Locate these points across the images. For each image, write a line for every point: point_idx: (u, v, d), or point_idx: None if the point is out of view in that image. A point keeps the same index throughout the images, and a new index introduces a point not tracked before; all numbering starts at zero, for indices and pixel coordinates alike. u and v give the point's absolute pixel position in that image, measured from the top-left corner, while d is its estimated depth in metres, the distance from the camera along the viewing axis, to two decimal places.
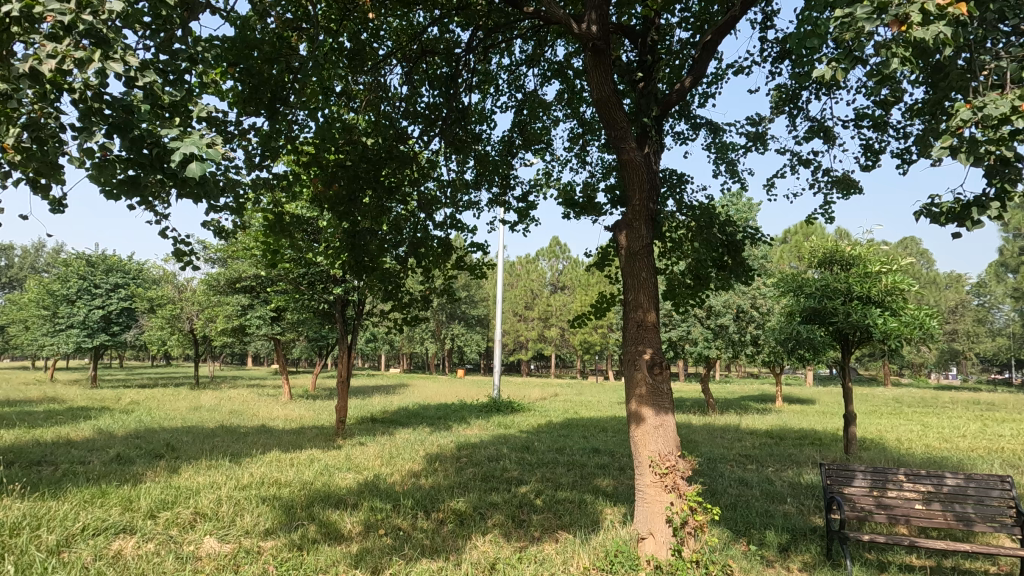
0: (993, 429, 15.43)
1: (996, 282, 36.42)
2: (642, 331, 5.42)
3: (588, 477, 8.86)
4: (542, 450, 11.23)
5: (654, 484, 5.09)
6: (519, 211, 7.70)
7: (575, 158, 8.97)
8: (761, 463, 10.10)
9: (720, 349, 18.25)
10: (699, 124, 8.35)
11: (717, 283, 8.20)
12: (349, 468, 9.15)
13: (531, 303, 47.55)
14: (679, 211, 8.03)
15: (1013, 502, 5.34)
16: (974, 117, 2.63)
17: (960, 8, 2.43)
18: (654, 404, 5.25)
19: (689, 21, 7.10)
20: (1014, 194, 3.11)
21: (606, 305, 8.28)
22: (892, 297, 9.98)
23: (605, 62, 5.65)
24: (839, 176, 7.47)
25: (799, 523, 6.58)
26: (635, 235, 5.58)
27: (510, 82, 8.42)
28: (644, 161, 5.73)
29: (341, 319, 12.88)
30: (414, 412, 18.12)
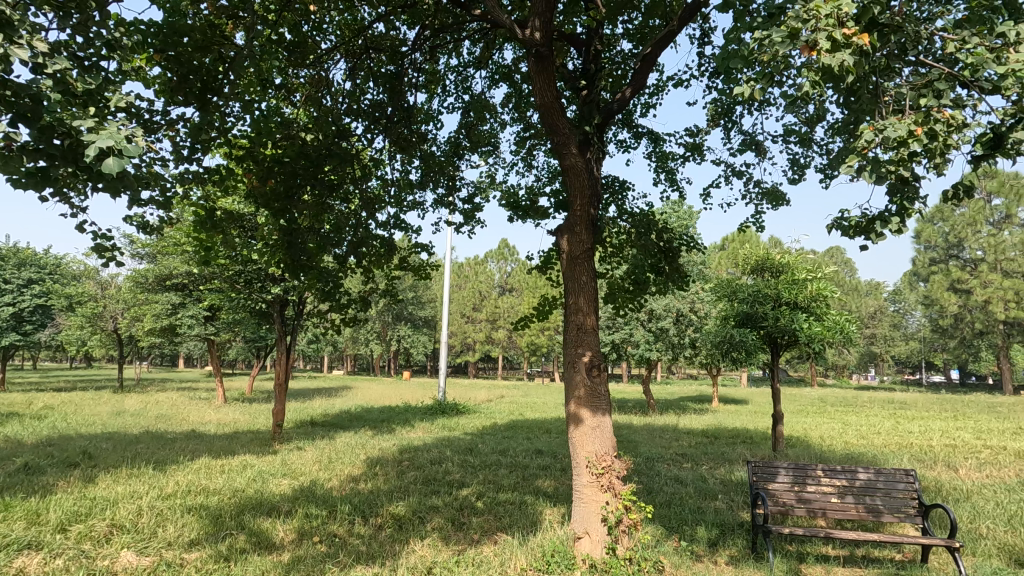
0: (905, 426, 16.64)
1: (910, 290, 39.34)
2: (582, 334, 5.51)
3: (530, 479, 8.92)
4: (486, 452, 11.22)
5: (591, 485, 5.19)
6: (464, 213, 7.67)
7: (522, 162, 9.07)
8: (696, 462, 10.49)
9: (661, 351, 18.82)
10: (641, 133, 8.61)
11: (655, 288, 8.45)
12: (284, 474, 8.83)
13: (479, 304, 47.47)
14: (621, 217, 8.26)
15: (915, 494, 5.80)
16: (875, 139, 2.86)
17: (863, 39, 2.64)
18: (591, 405, 5.35)
19: (632, 33, 7.31)
20: (912, 211, 3.37)
21: (548, 308, 8.38)
22: (816, 303, 10.62)
23: (548, 69, 5.71)
24: (769, 189, 7.88)
25: (728, 518, 6.89)
26: (577, 239, 5.68)
27: (458, 83, 8.39)
28: (585, 167, 5.85)
29: (280, 320, 12.41)
30: (357, 415, 17.69)
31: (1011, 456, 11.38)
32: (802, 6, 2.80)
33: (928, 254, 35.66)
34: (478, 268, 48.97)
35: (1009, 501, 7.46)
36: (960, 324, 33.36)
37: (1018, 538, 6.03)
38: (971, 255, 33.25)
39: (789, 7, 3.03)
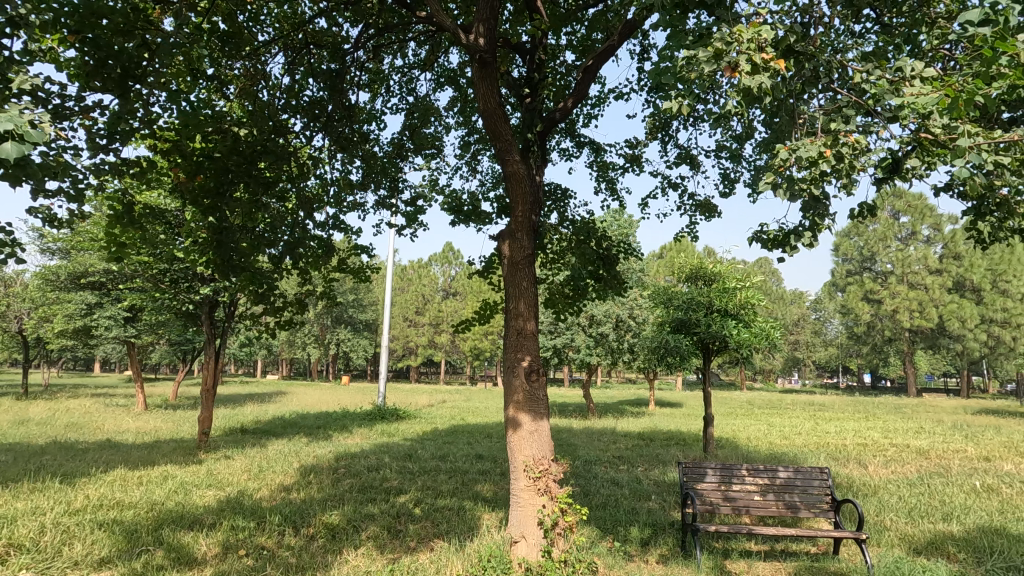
0: (822, 427, 17.81)
1: (829, 299, 42.19)
2: (522, 339, 5.55)
3: (469, 484, 8.89)
4: (425, 458, 11.11)
5: (528, 488, 5.25)
6: (407, 215, 7.56)
7: (466, 166, 9.07)
8: (631, 464, 10.81)
9: (601, 356, 19.26)
10: (583, 143, 8.82)
11: (594, 294, 8.62)
12: (209, 485, 8.37)
13: (422, 308, 46.92)
14: (562, 224, 8.42)
15: (829, 491, 6.21)
16: (789, 158, 3.08)
17: (779, 65, 2.84)
18: (530, 409, 5.39)
19: (575, 45, 7.47)
20: (823, 227, 3.64)
21: (490, 313, 8.38)
22: (744, 310, 11.19)
23: (492, 75, 5.73)
24: (702, 201, 8.26)
25: (659, 518, 7.12)
26: (518, 245, 5.73)
27: (403, 84, 8.29)
28: (527, 174, 5.92)
29: (209, 321, 11.78)
30: (292, 421, 17.05)
31: (911, 453, 12.40)
32: (726, 30, 2.97)
33: (845, 266, 38.29)
34: (421, 271, 48.32)
35: (909, 495, 8.11)
36: (872, 332, 36.01)
37: (915, 528, 6.58)
38: (882, 268, 35.98)
39: (716, 30, 3.22)
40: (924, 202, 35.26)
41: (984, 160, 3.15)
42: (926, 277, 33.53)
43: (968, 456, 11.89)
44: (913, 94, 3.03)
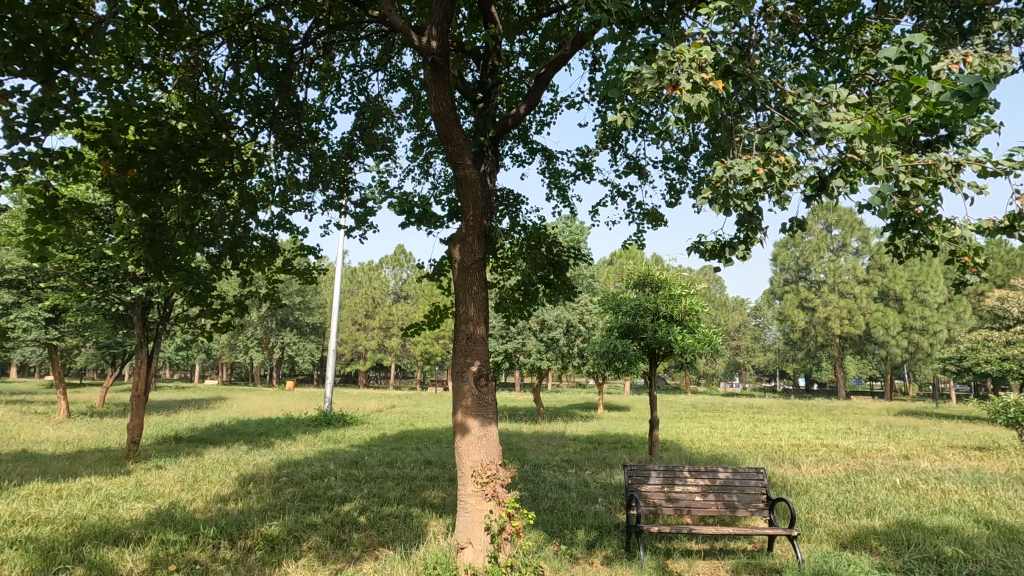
0: (760, 429, 18.61)
1: (767, 306, 44.21)
2: (471, 344, 5.53)
3: (417, 490, 8.76)
4: (372, 465, 10.87)
5: (475, 493, 5.22)
6: (356, 217, 7.40)
7: (418, 169, 8.97)
8: (579, 467, 10.95)
9: (551, 360, 19.41)
10: (536, 149, 8.90)
11: (544, 299, 8.69)
12: (138, 497, 7.88)
13: (372, 311, 46.02)
14: (513, 230, 8.46)
15: (765, 490, 6.48)
16: (725, 174, 3.22)
17: (717, 84, 2.97)
18: (478, 414, 5.38)
19: (528, 52, 7.54)
20: (757, 240, 3.83)
21: (439, 317, 8.30)
22: (688, 316, 11.57)
23: (444, 79, 5.70)
24: (650, 210, 8.49)
25: (605, 520, 7.24)
26: (469, 250, 5.71)
27: (354, 83, 8.13)
28: (479, 179, 5.90)
29: (141, 324, 11.13)
30: (231, 429, 16.31)
31: (840, 453, 13.15)
32: (669, 49, 3.09)
33: (783, 275, 40.24)
34: (372, 274, 47.38)
35: (837, 492, 8.59)
36: (807, 337, 37.97)
37: (842, 524, 6.96)
38: (816, 277, 37.99)
39: (660, 47, 3.33)
40: (854, 216, 37.56)
41: (901, 181, 3.40)
42: (855, 286, 35.69)
43: (890, 455, 12.71)
44: (837, 121, 3.24)
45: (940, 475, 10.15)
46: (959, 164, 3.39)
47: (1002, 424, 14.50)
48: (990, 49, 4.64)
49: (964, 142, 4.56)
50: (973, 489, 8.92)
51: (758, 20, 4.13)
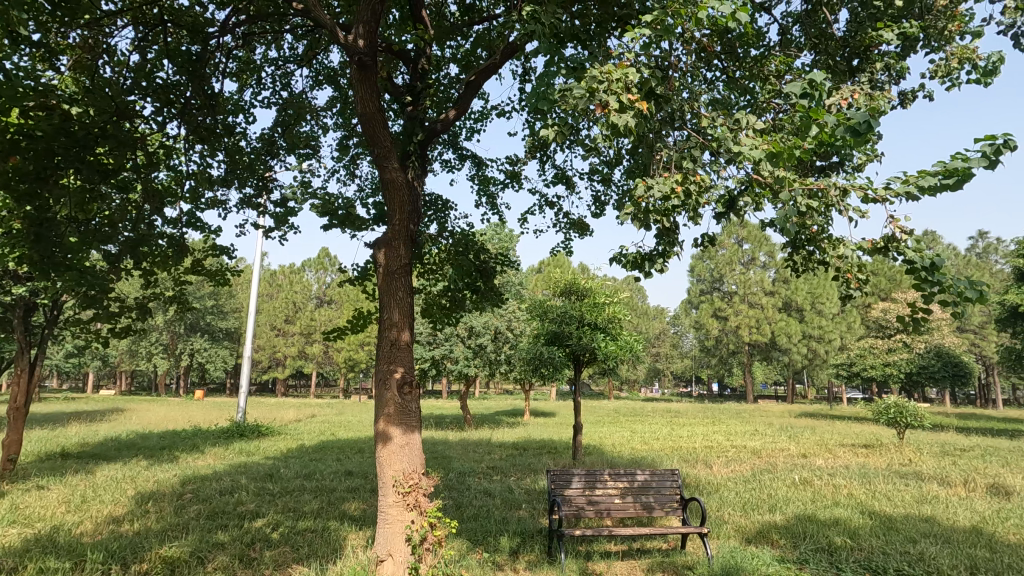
0: (677, 432, 19.51)
1: (685, 315, 46.60)
2: (395, 350, 5.39)
3: (336, 503, 8.42)
4: (288, 477, 10.36)
5: (396, 504, 5.08)
6: (275, 217, 7.05)
7: (344, 170, 8.70)
8: (504, 474, 10.98)
9: (478, 367, 19.41)
10: (465, 156, 8.89)
11: (471, 306, 8.65)
12: (12, 521, 7.04)
13: (293, 316, 43.99)
14: (441, 235, 8.39)
15: (679, 490, 6.80)
16: (646, 190, 3.38)
17: (641, 105, 3.11)
18: (401, 422, 5.25)
19: (459, 59, 7.53)
20: (673, 253, 4.07)
21: (363, 323, 8.07)
22: (611, 324, 11.95)
23: (371, 79, 5.56)
24: (576, 220, 8.70)
25: (528, 526, 7.29)
26: (394, 254, 5.60)
27: (276, 77, 7.78)
28: (406, 183, 5.81)
29: (22, 328, 10.01)
30: (129, 442, 14.97)
31: (748, 453, 14.03)
32: (597, 68, 3.20)
33: (699, 285, 42.58)
34: (293, 277, 45.36)
35: (744, 490, 9.16)
36: (719, 345, 40.35)
37: (748, 520, 7.42)
38: (728, 289, 40.54)
39: (589, 65, 3.44)
40: (762, 232, 40.47)
41: (799, 203, 3.70)
42: (762, 297, 38.40)
43: (790, 454, 13.75)
44: (745, 146, 3.49)
45: (833, 471, 11.08)
46: (848, 189, 3.74)
47: (884, 423, 16.08)
48: (874, 86, 5.17)
49: (853, 168, 5.04)
50: (860, 483, 9.82)
51: (679, 44, 4.35)
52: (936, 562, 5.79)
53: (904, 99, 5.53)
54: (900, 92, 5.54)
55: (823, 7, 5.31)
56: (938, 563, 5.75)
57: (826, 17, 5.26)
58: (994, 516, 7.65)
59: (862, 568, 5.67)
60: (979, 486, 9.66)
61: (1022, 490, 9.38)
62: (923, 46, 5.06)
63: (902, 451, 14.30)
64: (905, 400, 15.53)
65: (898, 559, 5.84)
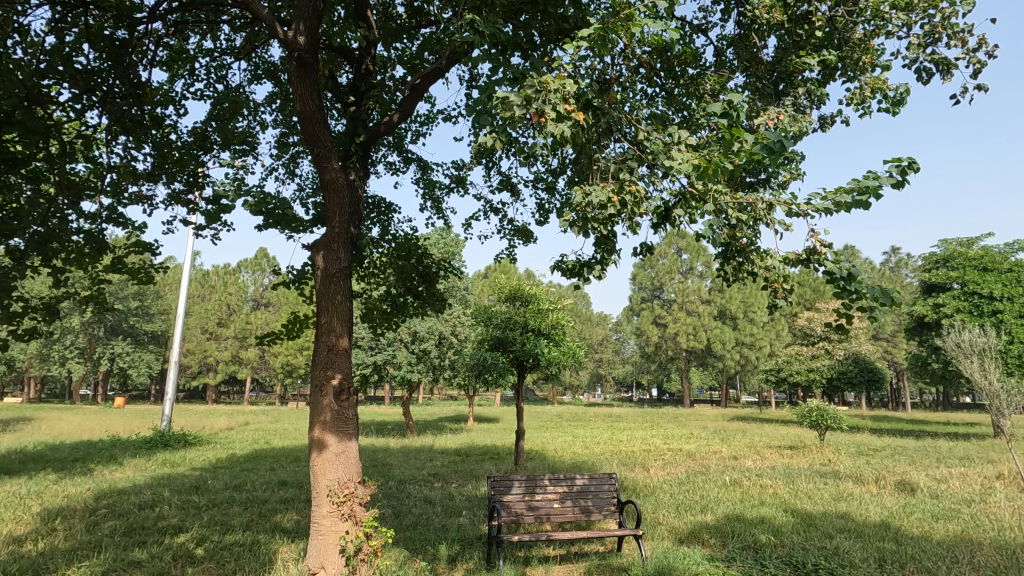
0: (618, 435, 19.99)
1: (626, 321, 47.88)
2: (332, 356, 5.22)
3: (267, 515, 8.06)
4: (216, 489, 9.85)
5: (330, 514, 4.90)
6: (206, 214, 6.70)
7: (283, 168, 8.40)
8: (445, 481, 10.85)
9: (422, 372, 19.17)
10: (410, 159, 8.80)
11: (413, 310, 8.52)
12: None
13: (226, 319, 41.94)
14: (383, 238, 8.24)
15: (616, 494, 6.94)
16: (584, 198, 3.46)
17: (577, 115, 3.20)
18: (337, 430, 5.07)
19: (405, 61, 7.43)
20: (609, 261, 4.22)
21: (300, 327, 7.79)
22: (555, 330, 12.08)
23: (311, 76, 5.38)
24: (520, 227, 8.77)
25: (468, 533, 7.24)
26: (332, 257, 5.44)
27: (211, 69, 7.42)
28: (345, 184, 5.67)
29: None
30: (36, 455, 13.75)
31: (683, 456, 14.50)
32: (535, 77, 3.26)
33: (640, 293, 43.85)
34: (228, 278, 43.29)
35: (678, 492, 9.48)
36: (659, 351, 41.72)
37: (680, 521, 7.68)
38: (667, 296, 42.01)
39: (529, 75, 3.48)
40: (699, 243, 42.22)
41: (728, 216, 3.87)
42: (699, 306, 40.00)
43: (722, 456, 14.35)
44: (677, 160, 3.62)
45: (760, 472, 11.64)
46: (772, 204, 3.95)
47: (807, 426, 17.07)
48: (797, 110, 5.52)
49: (778, 184, 5.34)
50: (784, 483, 10.37)
51: (618, 59, 4.49)
52: (849, 556, 6.20)
53: (824, 123, 5.92)
54: (821, 116, 5.93)
55: (753, 32, 5.60)
56: (850, 557, 6.15)
57: (755, 42, 5.55)
58: (900, 511, 8.27)
59: (785, 563, 5.97)
60: (888, 484, 10.43)
61: (926, 486, 10.20)
62: (841, 74, 5.44)
63: (822, 451, 15.22)
64: (826, 404, 16.55)
65: (817, 555, 6.20)
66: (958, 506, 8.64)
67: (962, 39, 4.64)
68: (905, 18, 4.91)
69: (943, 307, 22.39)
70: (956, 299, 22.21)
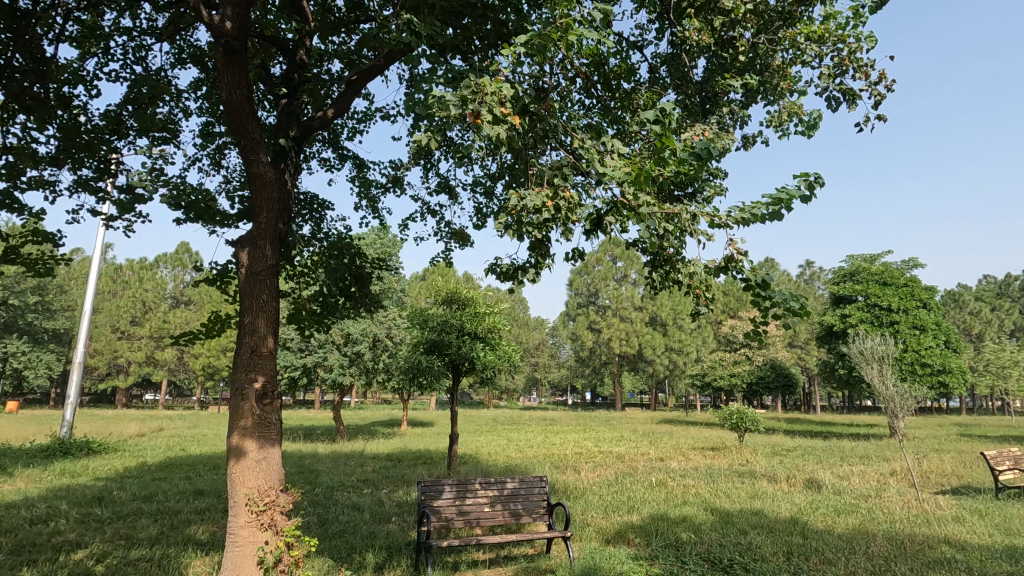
0: (552, 439, 20.26)
1: (563, 326, 48.75)
2: (256, 358, 4.97)
3: (180, 526, 7.58)
4: (123, 500, 9.16)
5: (249, 525, 4.64)
6: (118, 204, 6.23)
7: (207, 159, 7.94)
8: (375, 487, 10.61)
9: (354, 375, 18.67)
10: (346, 156, 8.57)
11: (344, 312, 8.23)
12: None
13: (141, 318, 39.11)
14: (314, 237, 7.95)
15: (546, 496, 7.01)
16: (521, 203, 3.51)
17: (512, 119, 3.23)
18: (259, 436, 4.82)
19: (342, 55, 7.22)
20: (543, 265, 4.30)
21: (221, 326, 7.37)
22: (491, 334, 12.08)
23: (239, 65, 5.11)
24: (457, 230, 8.72)
25: (396, 540, 7.11)
26: (258, 254, 5.18)
27: (129, 49, 6.92)
28: (275, 178, 5.43)
29: None
30: None
31: (612, 458, 14.91)
32: (473, 80, 3.26)
33: (576, 299, 44.70)
34: (143, 273, 40.36)
35: (607, 493, 9.73)
36: (593, 356, 42.74)
37: (608, 522, 7.87)
38: (603, 303, 43.07)
39: (467, 77, 3.48)
40: (634, 251, 43.61)
41: (657, 226, 4.02)
42: (632, 312, 41.28)
43: (649, 458, 14.89)
44: (609, 167, 3.71)
45: (684, 473, 12.13)
46: (696, 216, 4.15)
47: (728, 428, 17.97)
48: (721, 128, 5.85)
49: (704, 199, 5.58)
50: (705, 483, 10.89)
51: (557, 69, 4.59)
52: (761, 550, 6.59)
53: (746, 142, 6.28)
54: (743, 136, 6.28)
55: (685, 52, 5.85)
56: (762, 551, 6.54)
57: (687, 63, 5.79)
58: (808, 507, 8.87)
59: (702, 560, 6.25)
60: (798, 482, 11.16)
61: (831, 483, 10.99)
62: (762, 97, 5.80)
63: (741, 452, 16.09)
64: (745, 407, 17.48)
65: (732, 550, 6.54)
66: (857, 501, 9.38)
67: (866, 73, 5.08)
68: (818, 49, 5.31)
69: (849, 318, 24.28)
70: (860, 309, 24.18)
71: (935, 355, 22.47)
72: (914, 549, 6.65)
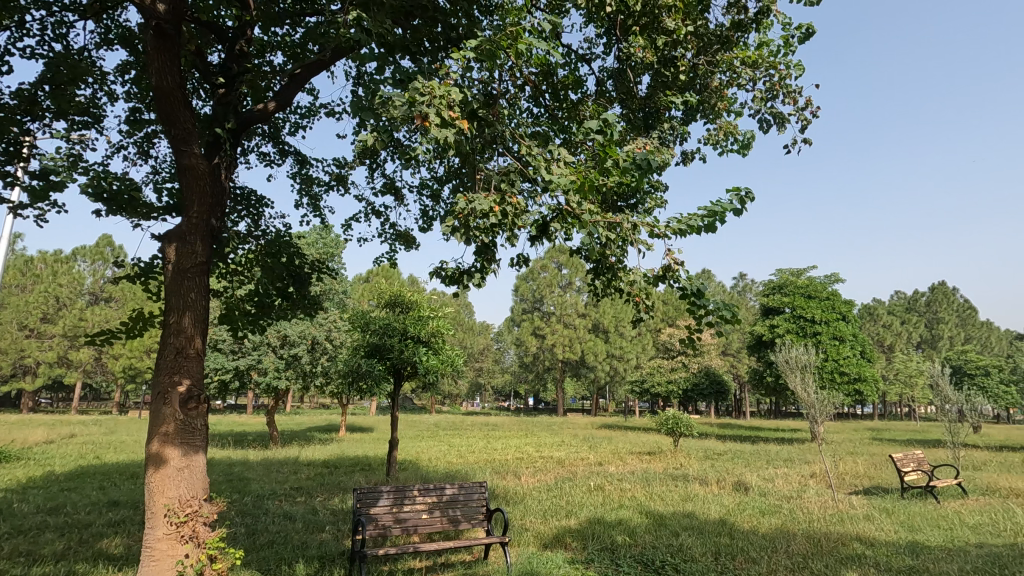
0: (493, 444, 20.24)
1: (507, 331, 48.91)
2: (181, 359, 4.69)
3: (89, 541, 7.02)
4: (24, 512, 8.39)
5: (167, 537, 4.36)
6: (30, 190, 5.75)
7: (134, 148, 7.46)
8: (309, 495, 10.23)
9: (290, 379, 17.97)
10: (287, 151, 8.27)
11: (280, 313, 7.91)
12: None
13: (53, 315, 36.08)
14: (250, 235, 7.62)
15: (485, 502, 6.98)
16: (466, 207, 3.49)
17: (460, 123, 3.21)
18: (182, 442, 4.55)
19: (286, 47, 6.97)
20: (488, 269, 4.30)
21: (144, 325, 6.91)
22: (435, 338, 11.93)
23: (171, 50, 4.82)
24: (402, 232, 8.60)
25: (329, 549, 6.88)
26: (188, 251, 4.89)
27: (48, 25, 6.41)
28: (208, 171, 5.16)
29: None
30: None
31: (552, 463, 15.06)
32: (422, 82, 3.22)
33: (521, 304, 44.94)
34: (58, 266, 37.31)
35: (546, 498, 9.81)
36: (536, 361, 43.09)
37: (546, 526, 7.94)
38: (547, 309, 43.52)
39: (415, 79, 3.44)
40: (579, 259, 44.33)
41: (601, 235, 4.10)
42: (576, 319, 41.95)
43: (588, 462, 15.15)
44: (555, 175, 3.76)
45: (621, 477, 12.40)
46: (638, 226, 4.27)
47: (664, 433, 18.52)
48: (662, 143, 6.07)
49: (644, 211, 5.76)
50: (641, 486, 11.18)
51: (506, 76, 4.61)
52: (690, 551, 6.83)
53: (685, 157, 6.54)
54: (683, 152, 6.53)
55: (630, 68, 6.03)
56: (691, 552, 6.78)
57: (632, 78, 5.96)
58: (736, 508, 9.27)
59: (636, 561, 6.41)
60: (728, 484, 11.65)
61: (757, 485, 11.54)
62: (702, 116, 6.05)
63: (675, 456, 16.64)
64: (681, 412, 18.09)
65: (664, 552, 6.74)
66: (779, 502, 9.90)
67: (793, 98, 5.41)
68: (752, 73, 5.61)
69: (777, 328, 25.67)
70: (787, 320, 25.60)
71: (852, 364, 24.13)
72: (829, 546, 7.08)
